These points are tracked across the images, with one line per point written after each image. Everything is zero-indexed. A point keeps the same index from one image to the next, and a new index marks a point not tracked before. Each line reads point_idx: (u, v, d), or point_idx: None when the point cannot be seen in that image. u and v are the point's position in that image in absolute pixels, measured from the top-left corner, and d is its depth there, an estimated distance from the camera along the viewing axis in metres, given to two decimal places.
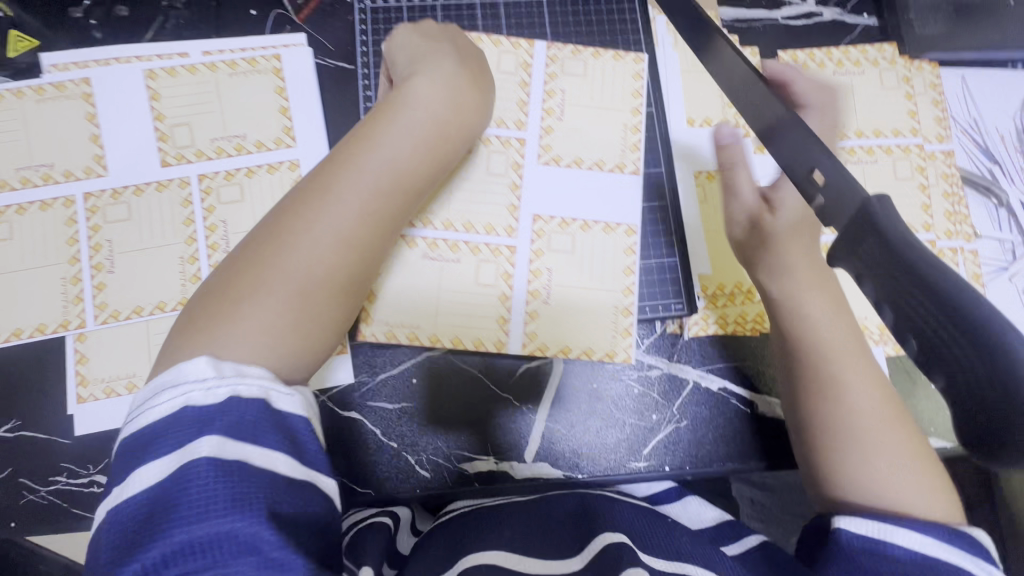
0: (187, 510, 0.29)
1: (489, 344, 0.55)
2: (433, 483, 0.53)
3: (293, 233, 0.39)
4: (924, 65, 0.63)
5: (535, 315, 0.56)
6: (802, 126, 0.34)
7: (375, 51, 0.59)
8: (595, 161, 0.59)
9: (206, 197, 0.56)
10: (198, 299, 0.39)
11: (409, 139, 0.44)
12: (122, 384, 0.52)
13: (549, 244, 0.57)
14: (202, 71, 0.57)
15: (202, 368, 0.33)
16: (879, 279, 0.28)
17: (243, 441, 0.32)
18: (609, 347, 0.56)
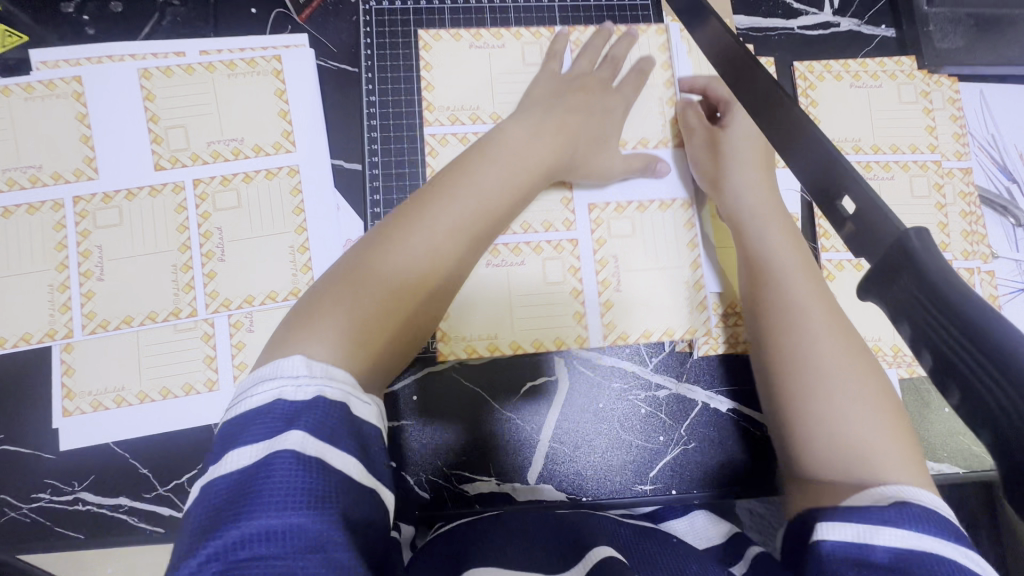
0: (266, 498, 0.30)
1: (569, 341, 0.55)
2: (433, 505, 0.51)
3: (394, 242, 0.43)
4: (943, 80, 0.62)
5: (610, 305, 0.55)
6: (830, 149, 0.33)
7: (378, 54, 0.57)
8: (639, 140, 0.59)
9: (201, 203, 0.53)
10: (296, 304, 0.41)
11: (502, 175, 0.48)
12: (110, 397, 0.50)
13: (610, 231, 0.57)
14: (199, 71, 0.54)
15: (299, 364, 0.35)
16: (914, 320, 0.27)
17: (323, 440, 0.32)
18: (675, 329, 0.55)
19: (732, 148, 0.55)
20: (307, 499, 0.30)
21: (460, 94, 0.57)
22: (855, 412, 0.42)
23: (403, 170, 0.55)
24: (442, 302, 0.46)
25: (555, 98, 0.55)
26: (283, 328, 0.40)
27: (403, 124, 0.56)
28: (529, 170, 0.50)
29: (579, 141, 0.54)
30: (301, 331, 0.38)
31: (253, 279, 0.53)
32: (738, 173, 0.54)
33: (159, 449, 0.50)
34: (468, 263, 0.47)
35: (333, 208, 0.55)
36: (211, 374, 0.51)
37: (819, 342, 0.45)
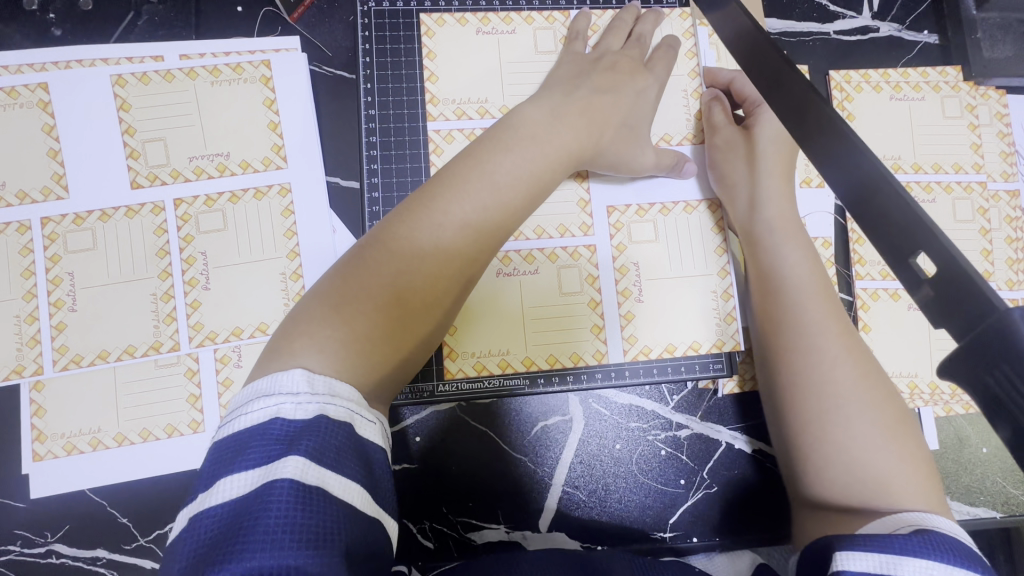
0: (264, 529, 0.27)
1: (587, 358, 0.49)
2: (437, 554, 0.48)
3: (396, 240, 0.39)
4: (990, 93, 0.57)
5: (631, 316, 0.50)
6: (902, 196, 0.29)
7: (378, 60, 0.51)
8: (662, 136, 0.52)
9: (183, 225, 0.49)
10: (300, 303, 0.38)
11: (521, 168, 0.42)
12: (85, 440, 0.46)
13: (630, 237, 0.51)
14: (179, 78, 0.49)
15: (299, 382, 0.32)
16: (1015, 421, 0.23)
17: (327, 467, 0.29)
18: (692, 339, 0.50)
19: (760, 144, 0.49)
20: (310, 529, 0.27)
21: (467, 86, 0.50)
22: (871, 438, 0.38)
23: (404, 191, 0.49)
24: (452, 308, 0.41)
25: (577, 84, 0.47)
26: (287, 326, 0.37)
27: (406, 142, 0.50)
28: (544, 169, 0.43)
29: (606, 130, 0.46)
30: (304, 334, 0.35)
31: (241, 309, 0.48)
32: (766, 173, 0.48)
33: (139, 495, 0.46)
34: (480, 266, 0.42)
35: (329, 231, 0.50)
36: (196, 415, 0.47)
37: (836, 358, 0.41)
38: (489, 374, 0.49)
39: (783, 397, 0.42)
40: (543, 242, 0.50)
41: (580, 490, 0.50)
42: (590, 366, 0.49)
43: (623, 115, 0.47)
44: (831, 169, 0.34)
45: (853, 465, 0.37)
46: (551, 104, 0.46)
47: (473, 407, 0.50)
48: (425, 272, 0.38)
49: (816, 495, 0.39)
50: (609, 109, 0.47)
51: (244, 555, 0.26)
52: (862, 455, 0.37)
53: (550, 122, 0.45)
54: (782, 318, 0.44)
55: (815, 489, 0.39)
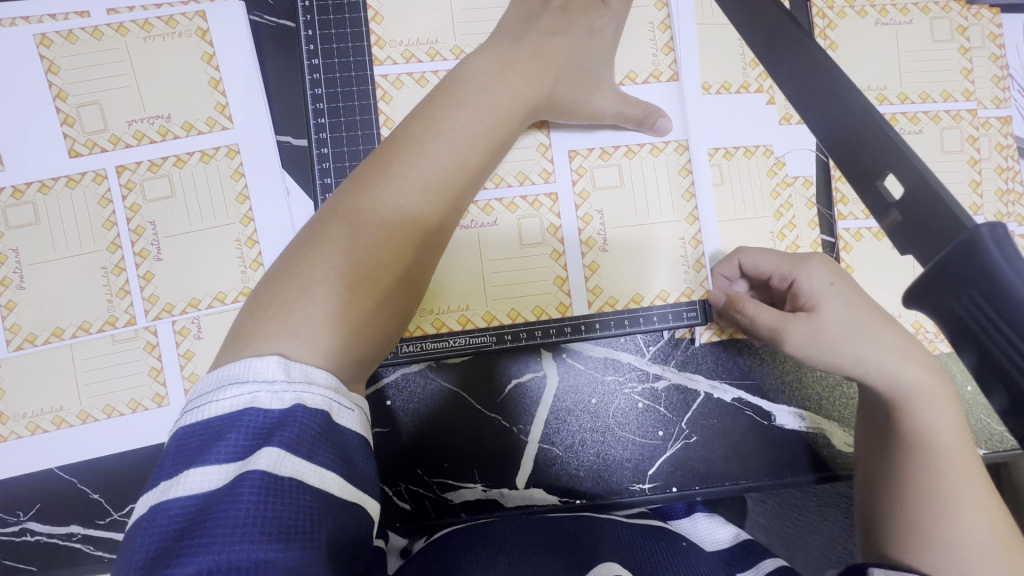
0: (233, 522, 0.26)
1: (551, 311, 0.48)
2: (415, 515, 0.48)
3: (357, 212, 0.36)
4: (983, 12, 0.53)
5: (595, 266, 0.48)
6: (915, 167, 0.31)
7: (319, 5, 0.47)
8: (626, 74, 0.49)
9: (128, 194, 0.46)
10: (259, 287, 0.35)
11: (475, 126, 0.40)
12: (48, 419, 0.45)
13: (593, 183, 0.48)
14: (108, 35, 0.46)
15: (275, 367, 0.30)
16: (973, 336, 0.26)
17: (304, 459, 0.28)
18: (661, 288, 0.48)
19: (836, 318, 0.40)
20: (284, 521, 0.26)
21: (416, 27, 0.47)
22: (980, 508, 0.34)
23: (355, 146, 0.47)
24: (423, 280, 0.39)
25: (531, 28, 0.45)
26: (250, 310, 0.34)
27: (354, 91, 0.47)
28: (500, 124, 0.41)
29: (562, 77, 0.44)
30: (275, 320, 0.32)
31: (197, 280, 0.46)
32: (865, 340, 0.39)
33: (108, 471, 0.45)
34: (445, 233, 0.40)
35: (283, 193, 0.47)
36: (159, 389, 0.46)
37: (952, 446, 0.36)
38: (451, 332, 0.47)
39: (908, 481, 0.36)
40: (502, 192, 0.48)
41: (560, 444, 0.49)
42: (555, 320, 0.48)
43: (582, 57, 0.45)
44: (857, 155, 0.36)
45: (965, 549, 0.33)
46: (504, 48, 0.43)
47: (444, 368, 0.48)
48: (393, 247, 0.36)
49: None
50: (565, 57, 0.44)
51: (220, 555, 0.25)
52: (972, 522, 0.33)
53: (502, 69, 0.42)
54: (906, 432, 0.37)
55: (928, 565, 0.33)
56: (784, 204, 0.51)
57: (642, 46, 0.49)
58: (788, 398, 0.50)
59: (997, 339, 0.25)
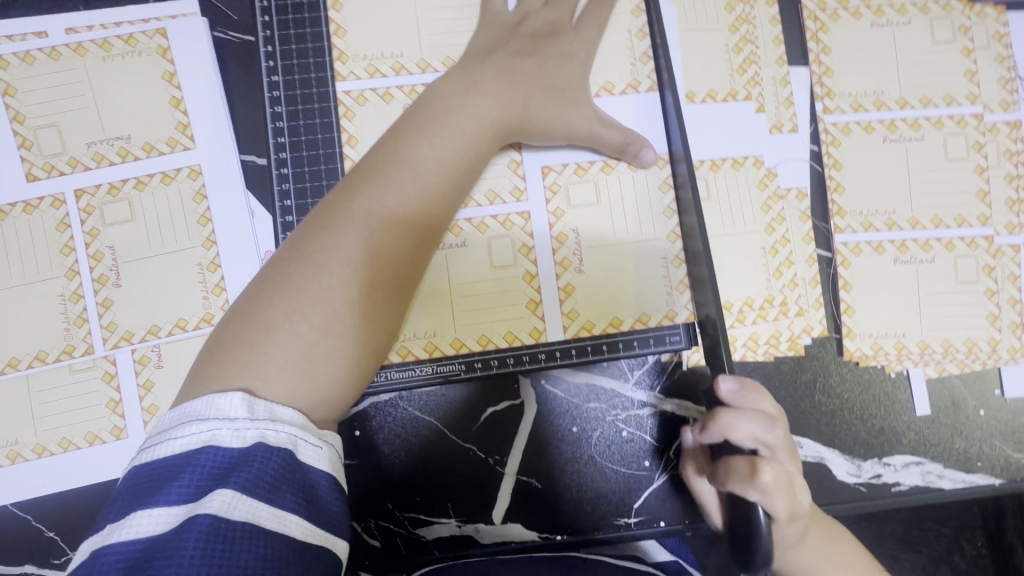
0: (176, 567, 0.25)
1: (523, 337, 0.45)
2: (385, 552, 0.45)
3: (321, 251, 0.35)
4: (987, 11, 0.50)
5: (570, 289, 0.45)
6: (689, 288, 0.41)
7: (279, 19, 0.45)
8: (602, 84, 0.46)
9: (87, 218, 0.45)
10: (222, 324, 0.34)
11: (441, 149, 0.38)
12: (3, 453, 0.43)
13: (568, 200, 0.45)
14: (67, 55, 0.45)
15: (237, 407, 0.29)
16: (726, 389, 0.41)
17: (260, 502, 0.27)
18: (640, 311, 0.45)
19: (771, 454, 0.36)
20: (233, 566, 0.26)
21: (380, 38, 0.45)
22: None
23: (317, 166, 0.45)
24: (398, 315, 0.38)
25: (499, 45, 0.43)
26: (211, 351, 0.33)
27: (316, 108, 0.45)
28: (468, 146, 0.39)
29: (531, 92, 0.42)
30: (237, 363, 0.32)
31: (158, 308, 0.45)
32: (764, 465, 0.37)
33: (65, 508, 0.43)
34: (419, 266, 0.38)
35: (246, 216, 0.46)
36: (118, 421, 0.44)
37: None
38: (418, 360, 0.45)
39: None
40: (472, 211, 0.45)
41: (539, 476, 0.46)
42: (527, 346, 0.45)
43: (551, 71, 0.43)
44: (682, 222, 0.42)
45: None
46: (469, 71, 0.41)
47: (416, 397, 0.46)
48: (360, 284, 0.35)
49: None
50: (534, 71, 0.42)
51: None
52: None
53: (464, 89, 0.40)
54: None
55: None
56: (777, 217, 0.48)
57: (617, 56, 0.46)
58: None
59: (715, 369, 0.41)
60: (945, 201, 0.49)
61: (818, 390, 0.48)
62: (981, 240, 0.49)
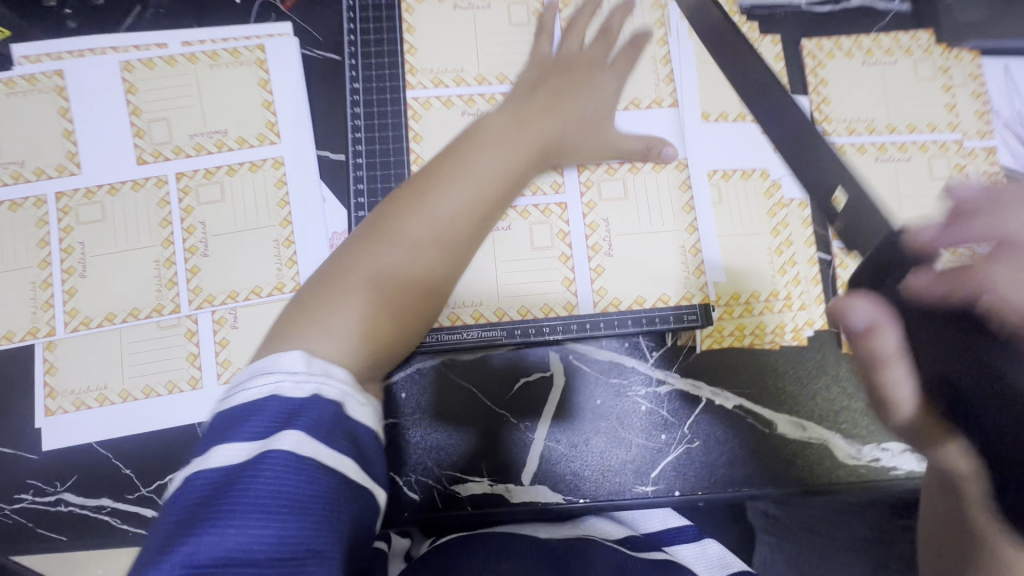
0: (250, 498, 0.28)
1: (558, 309, 0.51)
2: (423, 506, 0.49)
3: (394, 236, 0.41)
4: (964, 54, 0.58)
5: (601, 269, 0.52)
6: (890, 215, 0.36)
7: (362, 39, 0.54)
8: (630, 100, 0.54)
9: (184, 197, 0.52)
10: (296, 298, 0.40)
11: (496, 159, 0.46)
12: (93, 396, 0.49)
13: (600, 194, 0.53)
14: (182, 62, 0.53)
15: (293, 363, 0.33)
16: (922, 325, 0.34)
17: (321, 442, 0.30)
18: (661, 292, 0.52)
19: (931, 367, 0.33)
20: (298, 496, 0.29)
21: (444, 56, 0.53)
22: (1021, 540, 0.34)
23: (386, 158, 0.53)
24: (433, 309, 0.44)
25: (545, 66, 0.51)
26: (289, 315, 0.39)
27: (388, 112, 0.53)
28: (516, 164, 0.46)
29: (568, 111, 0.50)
30: (311, 325, 0.37)
31: (238, 276, 0.51)
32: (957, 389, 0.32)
33: (142, 448, 0.48)
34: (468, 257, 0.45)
35: (319, 201, 0.53)
36: (195, 372, 0.50)
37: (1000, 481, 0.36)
38: (464, 326, 0.51)
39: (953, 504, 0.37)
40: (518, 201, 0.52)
41: (565, 442, 0.51)
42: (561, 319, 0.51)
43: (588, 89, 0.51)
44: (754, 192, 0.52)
45: None
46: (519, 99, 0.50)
47: (459, 366, 0.51)
48: (410, 267, 0.41)
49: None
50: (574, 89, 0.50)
51: (234, 522, 0.27)
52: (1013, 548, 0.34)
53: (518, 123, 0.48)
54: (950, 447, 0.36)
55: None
56: (781, 223, 0.54)
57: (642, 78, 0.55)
58: (790, 409, 0.52)
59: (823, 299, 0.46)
60: (932, 212, 0.55)
61: (823, 376, 0.53)
62: None
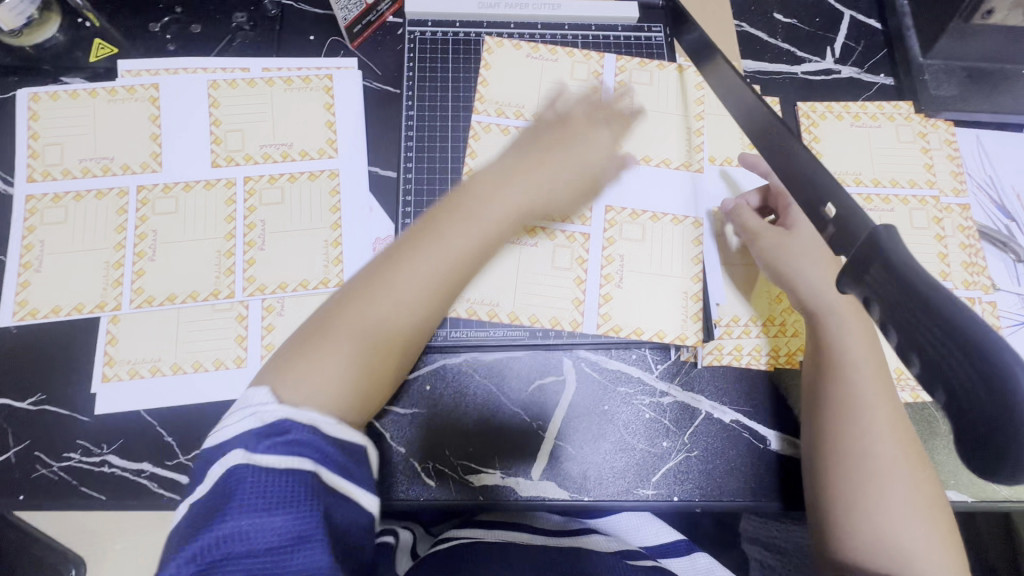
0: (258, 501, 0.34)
1: (565, 323, 0.57)
2: (438, 493, 0.53)
3: (364, 312, 0.43)
4: (940, 123, 0.66)
5: (609, 298, 0.57)
6: (854, 205, 0.34)
7: (420, 75, 0.64)
8: (662, 159, 0.61)
9: (249, 197, 0.59)
10: (305, 328, 0.44)
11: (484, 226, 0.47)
12: (146, 367, 0.53)
13: (621, 233, 0.59)
14: (260, 85, 0.61)
15: (266, 395, 0.38)
16: (881, 300, 0.30)
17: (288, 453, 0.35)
18: (677, 328, 0.57)
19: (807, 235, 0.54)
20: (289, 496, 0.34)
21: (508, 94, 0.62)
22: (900, 486, 0.46)
23: (433, 176, 0.61)
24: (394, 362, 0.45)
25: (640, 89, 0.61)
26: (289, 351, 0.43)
27: (437, 146, 0.62)
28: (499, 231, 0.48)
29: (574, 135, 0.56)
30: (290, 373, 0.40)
31: (288, 270, 0.57)
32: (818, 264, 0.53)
33: (185, 419, 0.53)
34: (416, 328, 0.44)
35: (367, 209, 0.59)
36: (241, 352, 0.54)
37: (883, 438, 0.47)
38: (490, 323, 0.56)
39: (838, 461, 0.48)
40: None
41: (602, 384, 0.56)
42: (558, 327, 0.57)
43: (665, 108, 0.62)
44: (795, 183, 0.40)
45: (885, 521, 0.45)
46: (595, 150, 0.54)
47: (481, 364, 0.56)
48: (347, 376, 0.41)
49: (869, 536, 0.45)
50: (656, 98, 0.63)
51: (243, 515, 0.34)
52: (892, 505, 0.45)
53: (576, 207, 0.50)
54: (849, 411, 0.48)
55: (868, 529, 0.45)
56: None
57: None
58: (783, 428, 0.56)
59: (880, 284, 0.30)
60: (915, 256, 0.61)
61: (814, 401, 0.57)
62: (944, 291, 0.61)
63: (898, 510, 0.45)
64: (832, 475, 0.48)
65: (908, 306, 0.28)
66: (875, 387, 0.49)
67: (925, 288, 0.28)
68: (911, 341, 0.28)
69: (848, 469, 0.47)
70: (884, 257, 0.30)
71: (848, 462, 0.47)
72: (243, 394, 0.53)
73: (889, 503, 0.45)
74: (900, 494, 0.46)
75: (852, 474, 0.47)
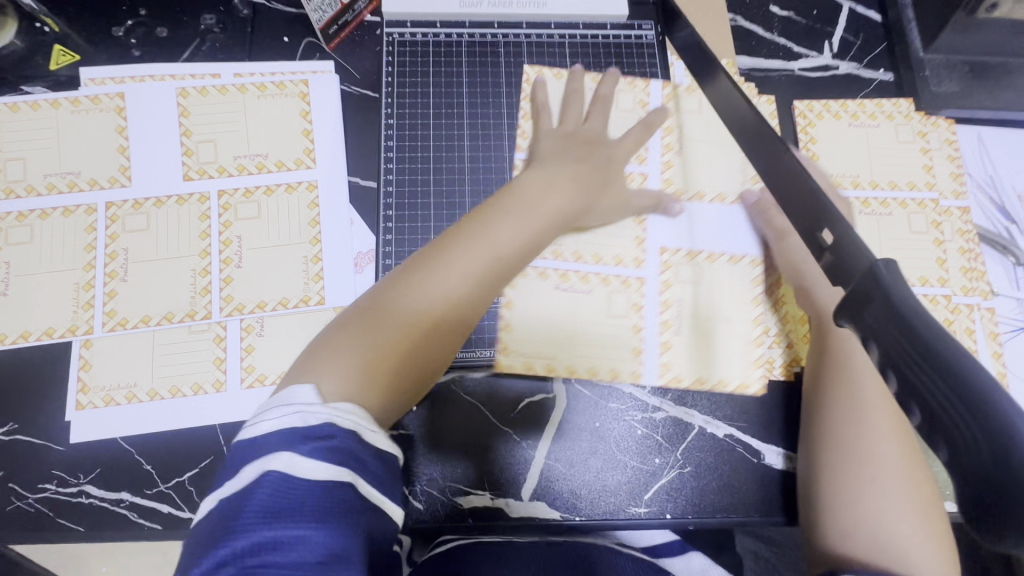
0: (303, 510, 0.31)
1: (602, 373, 0.55)
2: (427, 516, 0.52)
3: (393, 306, 0.41)
4: (940, 122, 0.64)
5: (669, 345, 0.56)
6: (851, 235, 0.32)
7: (399, 78, 0.61)
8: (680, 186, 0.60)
9: (224, 212, 0.56)
10: (335, 327, 0.41)
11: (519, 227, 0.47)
12: (122, 393, 0.52)
13: (676, 276, 0.58)
14: (232, 92, 0.59)
15: (310, 393, 0.35)
16: (881, 340, 0.29)
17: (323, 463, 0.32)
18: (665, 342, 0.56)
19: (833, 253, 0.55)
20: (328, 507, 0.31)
21: None
22: (900, 487, 0.44)
23: (415, 187, 0.58)
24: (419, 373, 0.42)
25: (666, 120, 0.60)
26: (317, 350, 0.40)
27: (418, 156, 0.59)
28: (535, 232, 0.47)
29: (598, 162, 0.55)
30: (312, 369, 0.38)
31: (268, 288, 0.55)
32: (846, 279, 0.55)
33: (163, 445, 0.51)
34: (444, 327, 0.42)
35: (347, 222, 0.57)
36: (220, 375, 0.53)
37: (884, 436, 0.46)
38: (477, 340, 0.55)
39: (837, 459, 0.46)
40: None
41: (659, 388, 0.55)
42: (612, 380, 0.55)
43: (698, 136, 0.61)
44: (790, 205, 0.38)
45: (884, 522, 0.43)
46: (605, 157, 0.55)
47: (468, 384, 0.55)
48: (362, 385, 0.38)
49: (868, 539, 0.43)
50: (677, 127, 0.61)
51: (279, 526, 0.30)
52: (893, 505, 0.43)
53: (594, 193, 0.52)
54: (849, 409, 0.47)
55: (867, 532, 0.43)
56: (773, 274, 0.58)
57: None
58: (777, 441, 0.55)
59: (881, 323, 0.29)
60: (912, 262, 0.59)
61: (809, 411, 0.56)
62: (942, 298, 0.59)
63: (899, 512, 0.43)
64: (829, 472, 0.47)
65: (908, 350, 0.27)
66: (877, 387, 0.48)
67: (925, 328, 0.26)
68: (911, 386, 0.26)
69: (849, 467, 0.46)
70: (883, 294, 0.29)
71: (846, 460, 0.46)
72: (224, 419, 0.52)
73: (888, 505, 0.43)
74: (900, 497, 0.44)
75: (853, 473, 0.45)
